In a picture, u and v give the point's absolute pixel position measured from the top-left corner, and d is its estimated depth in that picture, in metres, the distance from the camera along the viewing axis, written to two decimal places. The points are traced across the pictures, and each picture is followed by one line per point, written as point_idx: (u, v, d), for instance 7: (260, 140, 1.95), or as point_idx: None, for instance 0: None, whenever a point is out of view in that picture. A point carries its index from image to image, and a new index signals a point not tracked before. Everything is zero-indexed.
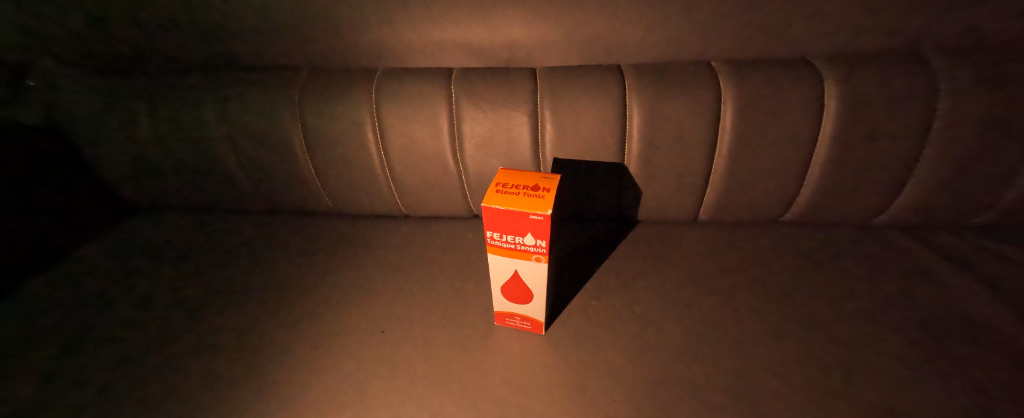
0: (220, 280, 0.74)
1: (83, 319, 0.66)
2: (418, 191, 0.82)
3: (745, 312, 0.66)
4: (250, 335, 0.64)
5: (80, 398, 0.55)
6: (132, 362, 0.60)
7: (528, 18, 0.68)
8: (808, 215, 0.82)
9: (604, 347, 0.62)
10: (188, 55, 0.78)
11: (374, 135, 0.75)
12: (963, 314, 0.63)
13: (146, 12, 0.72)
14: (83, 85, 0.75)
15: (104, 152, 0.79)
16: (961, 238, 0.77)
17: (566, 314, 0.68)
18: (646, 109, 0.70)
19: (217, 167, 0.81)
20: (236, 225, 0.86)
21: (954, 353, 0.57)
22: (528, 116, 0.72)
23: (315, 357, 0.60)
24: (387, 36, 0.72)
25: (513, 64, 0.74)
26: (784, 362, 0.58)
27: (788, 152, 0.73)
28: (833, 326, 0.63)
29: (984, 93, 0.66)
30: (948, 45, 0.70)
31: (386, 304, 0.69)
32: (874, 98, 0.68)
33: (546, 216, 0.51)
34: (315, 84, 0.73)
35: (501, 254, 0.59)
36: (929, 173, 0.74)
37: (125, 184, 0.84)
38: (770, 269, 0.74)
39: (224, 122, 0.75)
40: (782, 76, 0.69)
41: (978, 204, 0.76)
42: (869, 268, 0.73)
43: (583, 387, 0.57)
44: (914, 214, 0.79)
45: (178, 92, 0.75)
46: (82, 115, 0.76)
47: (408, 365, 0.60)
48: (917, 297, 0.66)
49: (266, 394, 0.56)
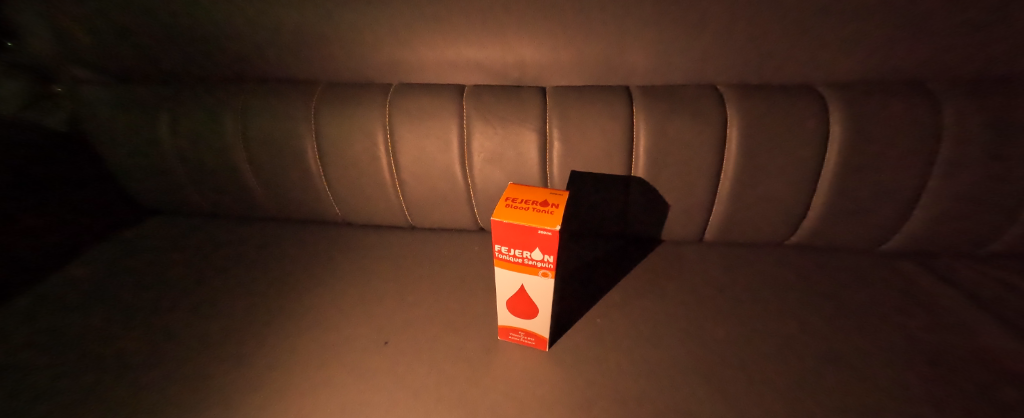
0: (219, 283, 0.74)
1: (79, 320, 0.66)
2: (426, 203, 0.83)
3: (755, 333, 0.62)
4: (231, 339, 0.62)
5: (53, 404, 0.54)
6: (122, 362, 0.59)
7: (536, 40, 0.73)
8: (815, 240, 0.78)
9: (603, 364, 0.58)
10: (216, 68, 0.83)
11: (386, 146, 0.77)
12: (970, 342, 0.59)
13: (180, 28, 0.79)
14: (113, 97, 0.81)
15: (122, 155, 0.85)
16: (973, 269, 0.73)
17: (572, 332, 0.63)
18: (652, 127, 0.70)
19: (231, 173, 0.84)
20: (245, 232, 0.88)
21: (965, 387, 0.53)
22: (537, 134, 0.73)
23: (286, 366, 0.57)
24: (403, 54, 0.77)
25: (523, 82, 0.78)
26: (783, 390, 0.54)
27: (795, 176, 0.71)
28: (842, 348, 0.59)
29: (992, 122, 0.64)
30: (955, 72, 0.69)
31: (364, 318, 0.66)
32: (877, 123, 0.66)
33: (556, 232, 0.47)
34: (331, 97, 0.77)
35: (508, 269, 0.54)
36: (934, 201, 0.70)
37: (150, 188, 0.89)
38: (775, 292, 0.70)
39: (242, 131, 0.79)
40: (783, 98, 0.68)
41: (983, 236, 0.72)
42: (877, 298, 0.68)
43: (587, 406, 0.52)
44: (920, 243, 0.75)
45: (197, 100, 0.80)
46: (106, 120, 0.82)
47: (402, 372, 0.57)
48: (927, 329, 0.62)
49: (234, 401, 0.53)
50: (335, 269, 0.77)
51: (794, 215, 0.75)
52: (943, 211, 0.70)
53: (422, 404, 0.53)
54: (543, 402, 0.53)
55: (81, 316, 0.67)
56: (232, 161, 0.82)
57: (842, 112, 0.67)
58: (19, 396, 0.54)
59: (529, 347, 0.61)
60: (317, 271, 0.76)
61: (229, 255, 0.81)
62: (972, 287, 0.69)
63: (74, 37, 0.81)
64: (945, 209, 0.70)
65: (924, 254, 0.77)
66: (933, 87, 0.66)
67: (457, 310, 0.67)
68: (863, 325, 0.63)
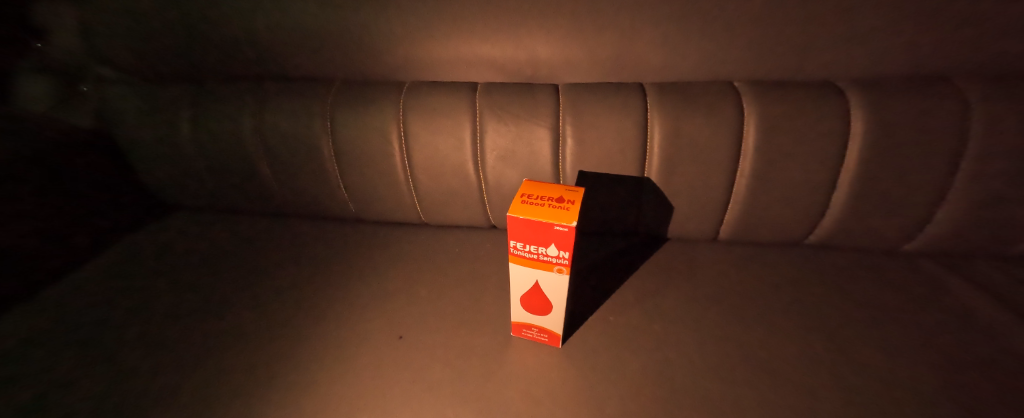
0: (237, 279, 0.75)
1: (105, 313, 0.68)
2: (438, 200, 0.83)
3: (772, 332, 0.61)
4: (251, 333, 0.64)
5: (69, 404, 0.54)
6: (146, 354, 0.61)
7: (550, 37, 0.73)
8: (834, 239, 0.77)
9: (617, 362, 0.57)
10: (234, 67, 0.85)
11: (400, 144, 0.78)
12: (997, 345, 0.58)
13: (199, 28, 0.80)
14: (134, 97, 0.83)
15: (144, 153, 0.88)
16: (1002, 270, 0.71)
17: (586, 330, 0.63)
18: (666, 124, 0.69)
19: (249, 171, 0.86)
20: (262, 229, 0.90)
21: (990, 390, 0.52)
22: (550, 131, 0.73)
23: (304, 362, 0.58)
24: (417, 52, 0.77)
25: (537, 80, 0.78)
26: (801, 390, 0.53)
27: (813, 174, 0.69)
28: (862, 350, 0.58)
29: (1020, 119, 0.62)
30: (982, 68, 0.67)
31: (379, 314, 0.66)
32: (898, 120, 0.64)
33: (572, 228, 0.47)
34: (346, 95, 0.78)
35: (522, 265, 0.54)
36: (959, 200, 0.68)
37: (171, 185, 0.92)
38: (792, 292, 0.69)
39: (259, 130, 0.81)
40: (801, 95, 0.67)
41: (1012, 236, 0.69)
42: (899, 300, 0.66)
43: (602, 403, 0.52)
44: (945, 243, 0.73)
45: (216, 98, 0.81)
46: (128, 118, 0.84)
47: (417, 367, 0.57)
48: (951, 331, 0.60)
49: (254, 395, 0.54)
50: (349, 265, 0.78)
51: (813, 214, 0.74)
52: (970, 211, 0.68)
53: (436, 401, 0.53)
54: (558, 401, 0.53)
55: (95, 316, 0.67)
56: (249, 158, 0.84)
57: (864, 109, 0.65)
58: (31, 397, 0.55)
59: (542, 344, 0.61)
60: (331, 267, 0.77)
61: (247, 252, 0.83)
62: (1000, 289, 0.67)
63: (98, 39, 0.83)
64: (971, 209, 0.68)
65: (948, 254, 0.74)
66: (959, 83, 0.65)
67: (470, 307, 0.67)
68: (884, 326, 0.62)
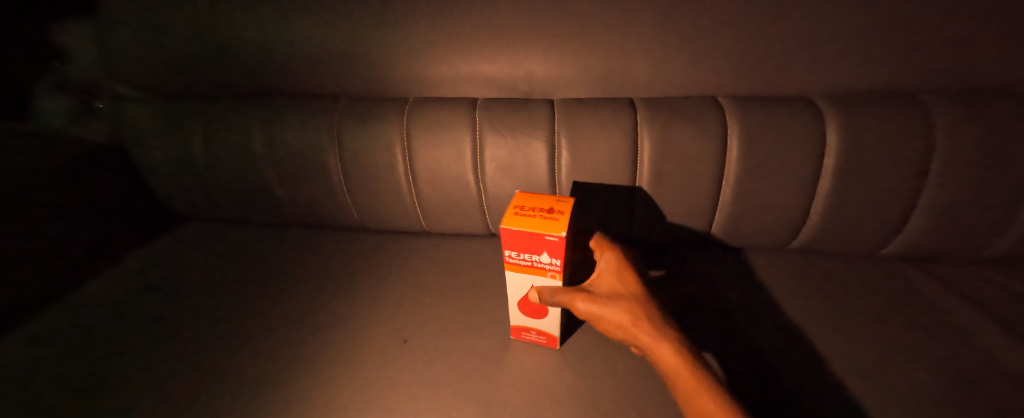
0: (246, 287, 0.78)
1: (122, 321, 0.71)
2: (439, 210, 0.87)
3: (755, 333, 0.65)
4: (262, 338, 0.67)
5: (92, 408, 0.57)
6: (163, 360, 0.64)
7: (544, 56, 0.77)
8: (816, 245, 0.80)
9: (610, 362, 0.61)
10: (242, 84, 0.89)
11: (403, 156, 0.82)
12: (962, 345, 0.62)
13: (211, 47, 0.84)
14: (148, 113, 0.87)
15: (156, 167, 0.91)
16: (973, 273, 0.75)
17: (581, 332, 0.66)
18: (654, 137, 0.74)
19: (257, 183, 0.89)
20: (269, 239, 0.93)
21: (950, 388, 0.56)
22: (545, 143, 0.77)
23: (313, 365, 0.61)
24: (418, 69, 0.82)
25: (532, 95, 0.82)
26: (779, 388, 0.57)
27: (793, 183, 0.74)
28: (838, 350, 0.62)
29: (981, 131, 0.66)
30: (947, 83, 0.71)
31: (384, 319, 0.69)
32: (870, 133, 0.69)
33: (563, 238, 0.51)
34: (351, 111, 0.82)
35: (518, 272, 0.57)
36: (931, 207, 0.72)
37: (181, 197, 0.95)
38: (776, 295, 0.73)
39: (267, 144, 0.84)
40: (779, 110, 0.71)
41: (982, 241, 0.73)
42: (875, 302, 0.70)
43: (595, 401, 0.56)
44: (920, 248, 0.77)
45: (226, 114, 0.85)
46: (142, 133, 0.88)
47: (421, 369, 0.61)
48: (921, 332, 0.64)
49: (266, 397, 0.58)
50: (354, 273, 0.81)
51: (795, 221, 0.78)
52: (941, 217, 0.72)
53: (439, 401, 0.56)
54: (554, 399, 0.56)
55: (112, 324, 0.71)
56: (258, 171, 0.88)
57: (838, 122, 0.70)
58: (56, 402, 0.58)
59: (539, 346, 0.64)
60: (337, 275, 0.80)
61: (255, 260, 0.86)
62: (969, 291, 0.71)
63: (114, 59, 0.88)
64: (942, 215, 0.72)
65: (924, 258, 0.78)
66: (925, 98, 0.69)
67: (470, 312, 0.71)
68: (859, 327, 0.66)
